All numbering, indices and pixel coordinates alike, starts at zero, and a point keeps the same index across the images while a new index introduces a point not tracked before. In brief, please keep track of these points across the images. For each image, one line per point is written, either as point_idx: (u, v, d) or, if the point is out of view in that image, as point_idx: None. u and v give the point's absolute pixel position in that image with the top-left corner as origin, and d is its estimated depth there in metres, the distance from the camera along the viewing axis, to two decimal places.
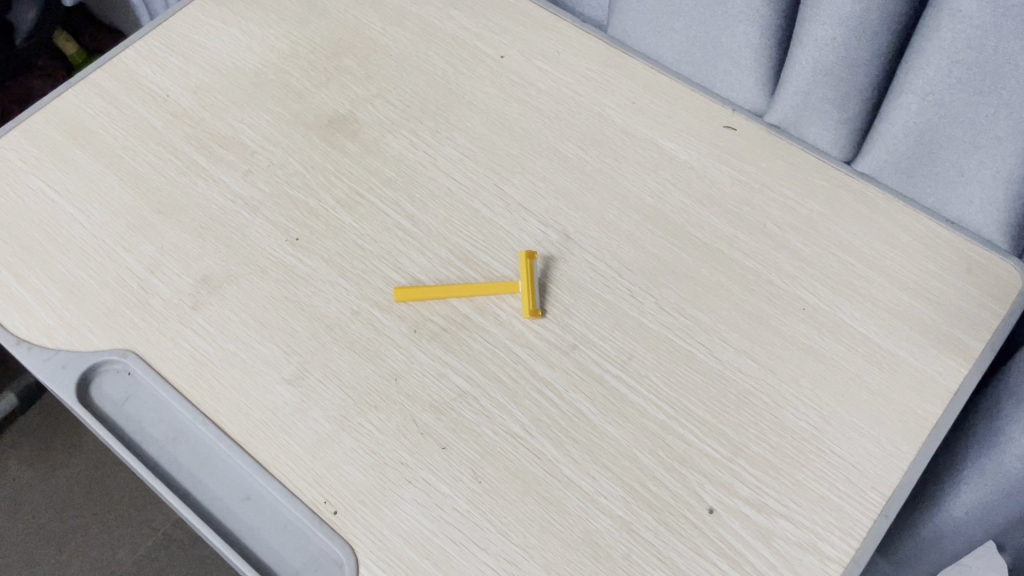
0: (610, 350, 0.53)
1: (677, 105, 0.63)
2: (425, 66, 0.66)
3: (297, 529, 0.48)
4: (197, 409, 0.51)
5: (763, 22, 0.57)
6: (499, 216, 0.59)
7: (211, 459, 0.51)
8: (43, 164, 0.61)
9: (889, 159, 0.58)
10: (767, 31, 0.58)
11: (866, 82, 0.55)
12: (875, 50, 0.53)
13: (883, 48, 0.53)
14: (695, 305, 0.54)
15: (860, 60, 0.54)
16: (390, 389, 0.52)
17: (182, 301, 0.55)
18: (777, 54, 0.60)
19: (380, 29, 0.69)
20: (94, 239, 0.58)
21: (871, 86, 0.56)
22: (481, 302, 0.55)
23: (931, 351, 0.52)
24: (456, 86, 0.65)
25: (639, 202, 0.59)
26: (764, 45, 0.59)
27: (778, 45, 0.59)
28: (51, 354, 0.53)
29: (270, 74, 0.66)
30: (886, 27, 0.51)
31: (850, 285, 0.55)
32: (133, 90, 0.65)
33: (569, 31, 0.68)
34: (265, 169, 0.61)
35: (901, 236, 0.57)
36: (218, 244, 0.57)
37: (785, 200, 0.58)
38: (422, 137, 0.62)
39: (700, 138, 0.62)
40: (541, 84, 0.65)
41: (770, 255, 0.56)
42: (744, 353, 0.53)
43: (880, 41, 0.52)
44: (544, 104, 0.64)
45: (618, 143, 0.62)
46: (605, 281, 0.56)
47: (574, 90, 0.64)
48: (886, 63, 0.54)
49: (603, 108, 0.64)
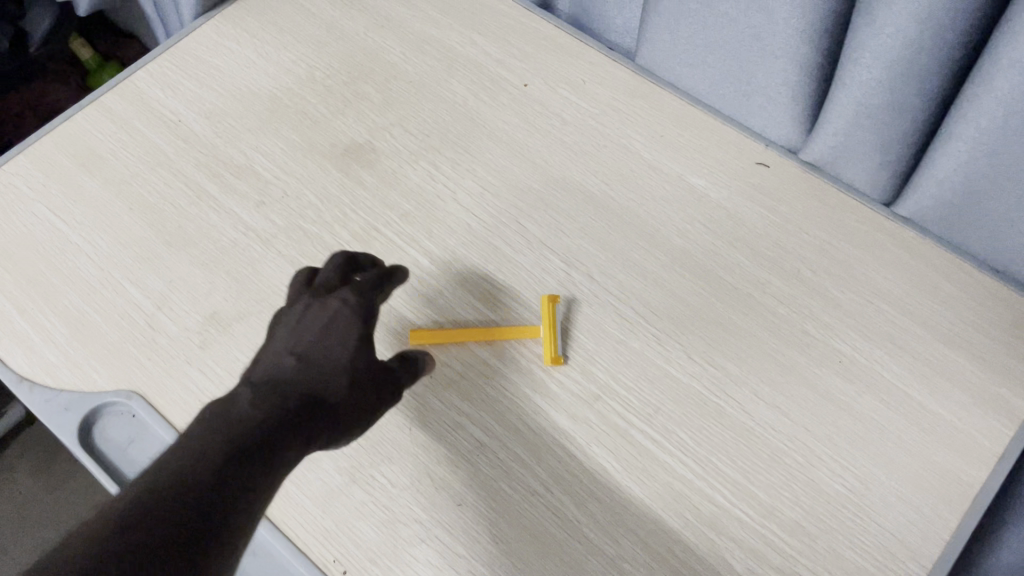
0: (635, 402, 0.50)
1: (707, 139, 0.60)
2: (446, 94, 0.64)
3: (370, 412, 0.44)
4: (338, 275, 0.50)
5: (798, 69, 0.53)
6: (521, 255, 0.56)
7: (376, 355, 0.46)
8: (50, 191, 0.59)
9: (932, 206, 0.53)
10: (803, 77, 0.53)
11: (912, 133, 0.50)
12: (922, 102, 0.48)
13: (931, 103, 0.48)
14: (725, 355, 0.52)
15: (905, 112, 0.49)
16: (404, 439, 0.49)
17: (190, 340, 0.53)
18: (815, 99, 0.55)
19: (400, 53, 0.66)
20: (100, 272, 0.56)
21: (914, 141, 0.51)
22: (499, 346, 0.53)
23: (975, 411, 0.49)
24: (477, 116, 0.62)
25: (667, 242, 0.56)
26: (800, 90, 0.54)
27: (818, 89, 0.54)
28: (53, 394, 0.51)
29: (284, 100, 0.63)
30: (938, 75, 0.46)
31: (889, 336, 0.52)
32: (145, 114, 0.63)
33: (595, 58, 0.65)
34: (278, 200, 0.59)
35: (943, 284, 0.54)
36: (228, 281, 0.55)
37: (821, 244, 0.56)
38: (440, 170, 0.60)
39: (731, 176, 0.59)
40: (566, 115, 0.62)
41: (805, 302, 0.54)
42: (777, 409, 0.50)
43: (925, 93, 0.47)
44: (570, 137, 0.61)
45: (644, 179, 0.59)
46: (631, 327, 0.53)
47: (600, 122, 0.62)
48: (937, 114, 0.49)
49: (630, 141, 0.61)
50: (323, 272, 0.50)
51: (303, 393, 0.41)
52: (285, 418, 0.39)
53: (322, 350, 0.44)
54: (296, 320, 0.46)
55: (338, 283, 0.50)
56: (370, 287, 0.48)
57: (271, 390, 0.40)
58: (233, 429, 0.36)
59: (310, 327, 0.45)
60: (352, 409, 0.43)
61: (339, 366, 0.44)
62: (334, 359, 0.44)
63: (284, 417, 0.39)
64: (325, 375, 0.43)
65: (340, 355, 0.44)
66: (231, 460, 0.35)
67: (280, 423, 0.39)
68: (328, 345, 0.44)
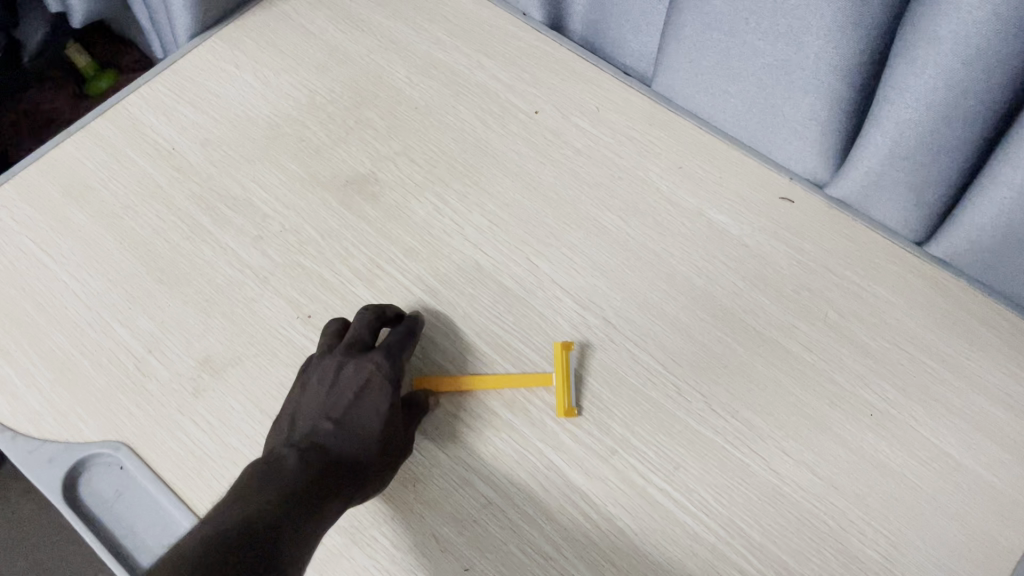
0: (653, 457, 0.47)
1: (728, 172, 0.57)
2: (453, 122, 0.61)
3: (399, 470, 0.47)
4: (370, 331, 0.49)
5: (829, 103, 0.49)
6: (532, 295, 0.53)
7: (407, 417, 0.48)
8: (36, 223, 0.56)
9: (969, 249, 0.50)
10: (835, 113, 0.50)
11: (950, 174, 0.47)
12: (964, 144, 0.45)
13: (973, 145, 0.45)
14: (748, 406, 0.49)
15: (944, 154, 0.46)
16: (408, 496, 0.47)
17: (181, 386, 0.50)
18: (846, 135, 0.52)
19: (405, 77, 0.63)
20: (89, 312, 0.53)
21: (952, 183, 0.48)
22: (509, 395, 0.50)
23: (1016, 471, 0.46)
24: (485, 145, 0.59)
25: (686, 283, 0.53)
26: (830, 125, 0.51)
27: (850, 124, 0.51)
28: (36, 446, 0.48)
29: (284, 128, 0.60)
30: (982, 118, 0.43)
31: (923, 387, 0.49)
32: (138, 141, 0.60)
33: (609, 84, 0.62)
34: (276, 235, 0.56)
35: (981, 330, 0.51)
36: (222, 322, 0.52)
37: (850, 286, 0.53)
38: (447, 203, 0.57)
39: (754, 211, 0.56)
40: (579, 145, 0.59)
41: (833, 349, 0.51)
42: (805, 467, 0.47)
43: (968, 136, 0.44)
44: (583, 168, 0.58)
45: (662, 214, 0.56)
46: (649, 375, 0.50)
47: (615, 152, 0.59)
48: (979, 155, 0.46)
49: (646, 173, 0.58)
50: (354, 325, 0.50)
51: (334, 467, 0.45)
52: (318, 494, 0.43)
53: (355, 418, 0.47)
54: (330, 380, 0.48)
55: (370, 338, 0.50)
56: (401, 350, 0.49)
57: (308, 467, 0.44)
58: (270, 510, 0.40)
59: (345, 392, 0.48)
60: (382, 474, 0.46)
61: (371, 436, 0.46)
62: (365, 428, 0.47)
63: (315, 493, 0.43)
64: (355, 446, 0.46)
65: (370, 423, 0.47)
66: (268, 541, 0.39)
67: (311, 499, 0.42)
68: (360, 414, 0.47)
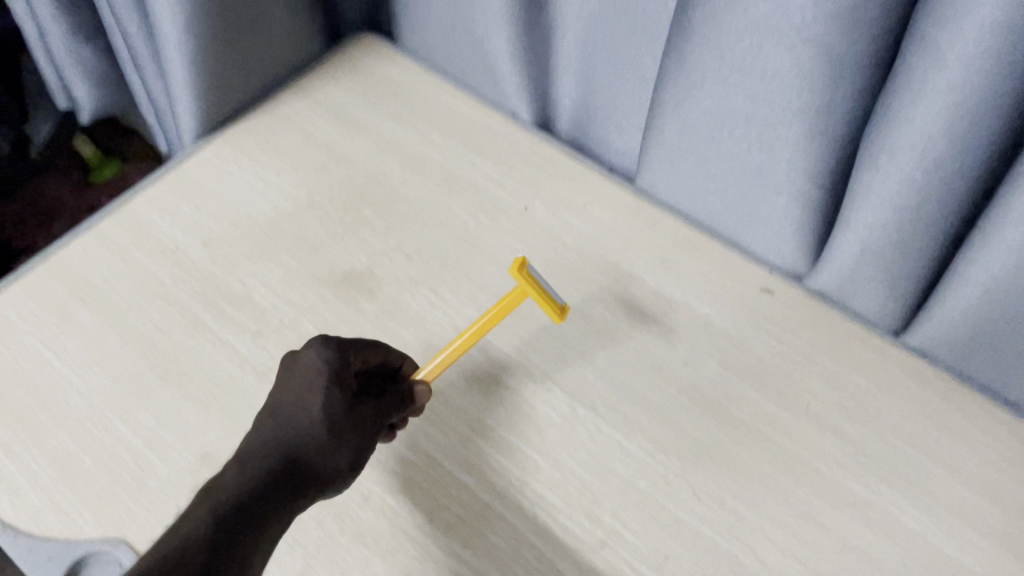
0: (644, 548, 0.48)
1: (710, 265, 0.60)
2: (446, 218, 0.63)
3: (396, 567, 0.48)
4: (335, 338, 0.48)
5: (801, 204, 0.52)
6: (523, 387, 0.55)
7: (353, 411, 0.46)
8: (43, 322, 0.58)
9: (942, 341, 0.53)
10: (808, 213, 0.53)
11: (919, 273, 0.50)
12: (929, 245, 0.47)
13: (938, 245, 0.47)
14: (735, 496, 0.50)
15: (912, 253, 0.48)
16: None
17: (180, 483, 0.51)
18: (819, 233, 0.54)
19: (401, 176, 0.66)
20: (92, 409, 0.54)
21: (922, 280, 0.50)
22: (501, 487, 0.51)
23: (999, 558, 0.47)
24: (477, 240, 0.62)
25: (672, 373, 0.55)
26: (803, 224, 0.54)
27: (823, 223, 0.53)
28: (36, 544, 0.49)
29: (284, 225, 0.63)
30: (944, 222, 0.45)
31: (904, 476, 0.50)
32: (143, 240, 0.62)
33: (595, 181, 0.65)
34: (275, 330, 0.57)
35: (957, 419, 0.52)
36: (222, 418, 0.54)
37: (830, 375, 0.55)
38: (440, 297, 0.59)
39: (736, 303, 0.58)
40: (567, 239, 0.62)
41: (815, 439, 0.52)
42: (792, 557, 0.48)
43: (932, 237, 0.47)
44: (571, 261, 0.61)
45: (647, 305, 0.58)
46: (637, 466, 0.51)
47: (601, 246, 0.61)
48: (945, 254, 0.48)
49: (632, 266, 0.60)
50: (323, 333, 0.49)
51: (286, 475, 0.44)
52: (262, 506, 0.42)
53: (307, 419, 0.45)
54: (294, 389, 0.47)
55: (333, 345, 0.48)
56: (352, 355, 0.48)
57: (251, 469, 0.43)
58: (203, 529, 0.40)
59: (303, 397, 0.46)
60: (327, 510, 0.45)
61: (316, 429, 0.45)
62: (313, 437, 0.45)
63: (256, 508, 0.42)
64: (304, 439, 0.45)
65: (318, 426, 0.45)
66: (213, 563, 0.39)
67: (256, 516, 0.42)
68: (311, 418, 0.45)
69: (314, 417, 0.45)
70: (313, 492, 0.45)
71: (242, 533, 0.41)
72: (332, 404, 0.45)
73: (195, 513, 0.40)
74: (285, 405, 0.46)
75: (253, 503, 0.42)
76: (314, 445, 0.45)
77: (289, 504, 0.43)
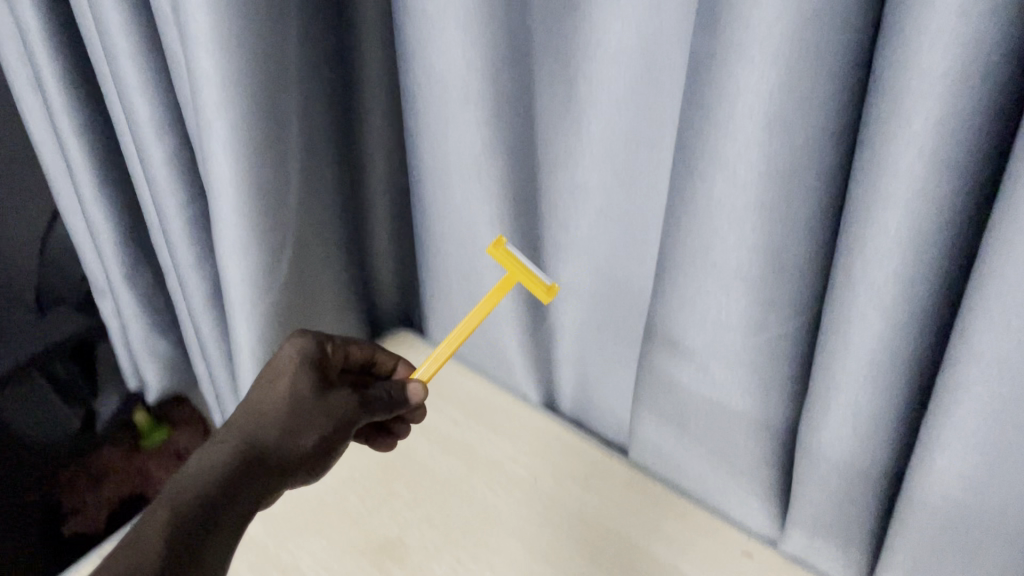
0: None
1: (698, 532, 0.68)
2: (466, 491, 0.73)
3: None
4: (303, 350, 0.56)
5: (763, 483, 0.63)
6: None
7: (323, 394, 0.54)
8: None
9: None
10: (770, 489, 0.63)
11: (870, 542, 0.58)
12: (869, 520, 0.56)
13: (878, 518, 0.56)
14: None
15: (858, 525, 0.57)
16: None
17: None
18: (783, 504, 0.64)
19: (428, 454, 0.77)
20: None
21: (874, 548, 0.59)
22: None
23: None
24: (494, 510, 0.72)
25: None
26: (768, 498, 0.64)
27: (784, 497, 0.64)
28: None
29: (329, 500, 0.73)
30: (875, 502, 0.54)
31: None
32: None
33: (593, 456, 0.76)
34: None
35: None
36: None
37: None
38: (462, 563, 0.67)
39: (722, 566, 0.65)
40: (572, 508, 0.71)
41: None
42: None
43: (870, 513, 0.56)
44: (577, 529, 0.70)
45: (646, 568, 0.66)
46: None
47: (602, 514, 0.71)
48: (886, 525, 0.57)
49: (629, 533, 0.69)
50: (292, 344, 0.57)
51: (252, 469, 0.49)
52: (220, 512, 0.45)
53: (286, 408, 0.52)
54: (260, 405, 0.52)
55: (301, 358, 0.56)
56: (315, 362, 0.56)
57: (229, 436, 0.50)
58: (225, 457, 0.48)
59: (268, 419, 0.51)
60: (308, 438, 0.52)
61: (289, 399, 0.53)
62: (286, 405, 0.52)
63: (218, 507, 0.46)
64: (262, 436, 0.50)
65: (292, 413, 0.52)
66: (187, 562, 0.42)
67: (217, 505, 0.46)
68: (282, 413, 0.52)
69: (282, 405, 0.52)
70: (274, 479, 0.50)
71: (205, 525, 0.45)
72: (300, 385, 0.54)
73: (219, 445, 0.49)
74: (256, 400, 0.52)
75: (218, 496, 0.46)
76: (279, 430, 0.51)
77: (251, 487, 0.48)
